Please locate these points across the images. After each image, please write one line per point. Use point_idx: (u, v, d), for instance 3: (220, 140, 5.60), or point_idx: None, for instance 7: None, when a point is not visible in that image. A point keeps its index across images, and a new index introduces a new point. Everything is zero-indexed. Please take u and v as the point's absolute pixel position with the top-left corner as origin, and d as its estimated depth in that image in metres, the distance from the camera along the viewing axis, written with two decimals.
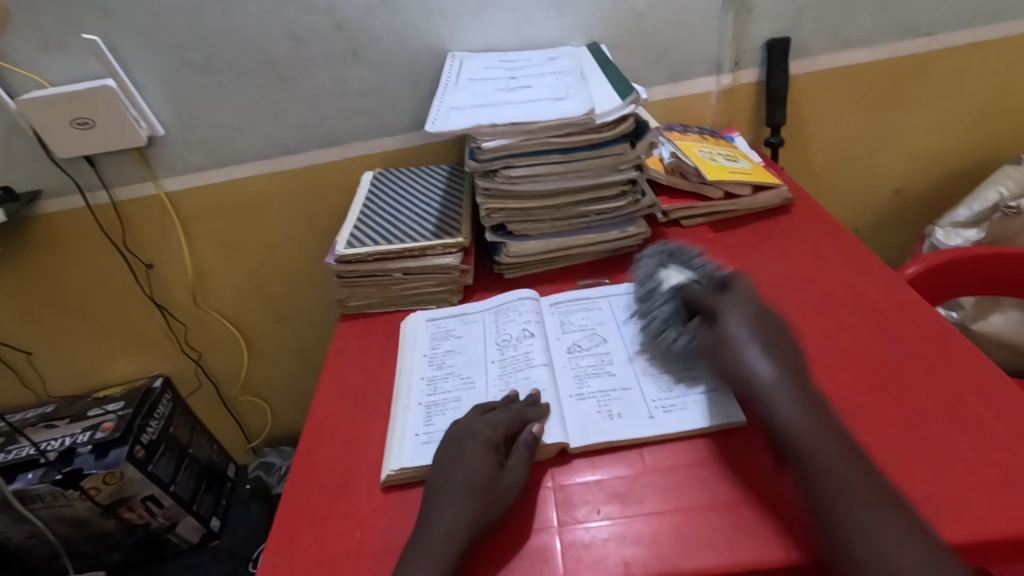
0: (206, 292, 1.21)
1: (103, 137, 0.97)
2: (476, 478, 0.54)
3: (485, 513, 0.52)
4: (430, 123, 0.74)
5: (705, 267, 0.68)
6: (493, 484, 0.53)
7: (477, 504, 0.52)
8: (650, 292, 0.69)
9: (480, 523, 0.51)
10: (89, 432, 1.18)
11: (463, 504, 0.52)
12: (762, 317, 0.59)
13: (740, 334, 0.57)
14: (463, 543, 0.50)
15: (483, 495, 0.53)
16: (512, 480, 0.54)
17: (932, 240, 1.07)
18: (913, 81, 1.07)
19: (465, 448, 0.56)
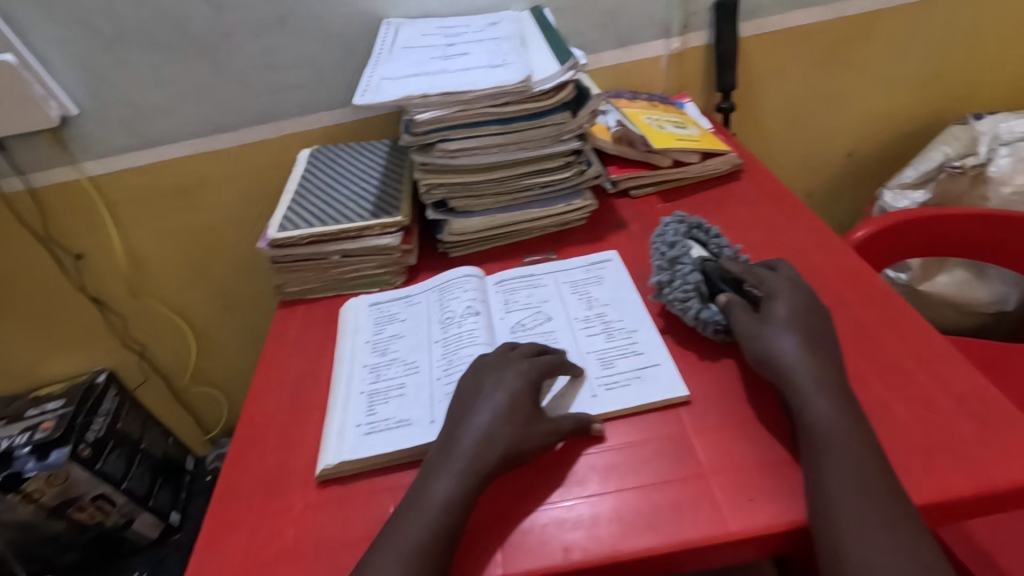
0: (143, 282, 1.14)
1: (9, 118, 0.89)
2: (523, 402, 0.54)
3: (525, 440, 0.52)
4: (359, 95, 0.69)
5: (726, 247, 0.69)
6: (536, 416, 0.54)
7: (515, 428, 0.53)
8: (674, 260, 0.66)
9: (516, 454, 0.52)
10: (27, 433, 1.12)
11: (502, 426, 0.53)
12: (811, 313, 0.57)
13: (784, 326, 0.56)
14: (491, 466, 0.51)
15: (528, 425, 0.53)
16: (565, 419, 0.54)
17: (881, 203, 1.07)
18: (862, 41, 1.06)
19: (519, 369, 0.57)
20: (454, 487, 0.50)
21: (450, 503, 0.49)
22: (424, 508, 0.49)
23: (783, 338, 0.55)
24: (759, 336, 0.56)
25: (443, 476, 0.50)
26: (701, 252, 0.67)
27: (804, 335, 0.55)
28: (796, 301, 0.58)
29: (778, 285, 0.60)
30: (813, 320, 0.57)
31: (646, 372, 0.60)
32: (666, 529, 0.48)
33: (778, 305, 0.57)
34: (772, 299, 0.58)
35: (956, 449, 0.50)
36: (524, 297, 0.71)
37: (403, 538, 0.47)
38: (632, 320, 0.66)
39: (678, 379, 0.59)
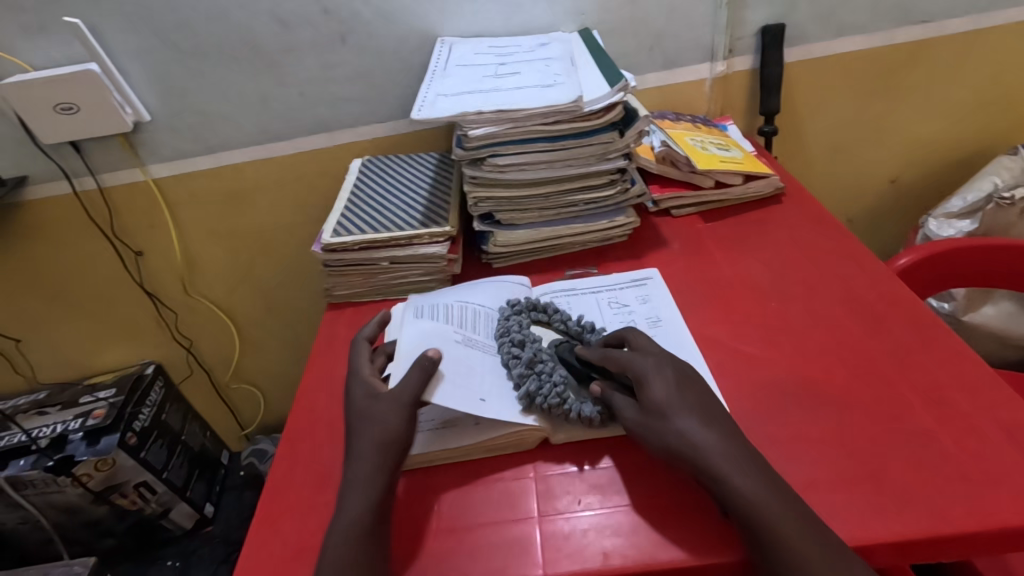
0: (195, 279, 1.20)
1: (88, 123, 0.95)
2: (365, 408, 0.58)
3: (377, 433, 0.55)
4: (416, 110, 0.73)
5: (570, 320, 0.69)
6: (370, 408, 0.57)
7: (368, 429, 0.56)
8: (532, 362, 0.61)
9: (386, 441, 0.54)
10: (80, 419, 1.18)
11: (368, 433, 0.55)
12: (687, 382, 0.55)
13: (667, 407, 0.53)
14: (375, 462, 0.53)
15: (375, 420, 0.56)
16: (403, 401, 0.56)
17: (925, 231, 1.07)
18: (910, 69, 1.05)
19: (370, 386, 0.60)
20: (365, 491, 0.52)
21: (366, 505, 0.51)
22: (340, 518, 0.51)
23: (687, 424, 0.51)
24: (657, 416, 0.53)
25: (349, 483, 0.53)
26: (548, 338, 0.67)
27: (703, 415, 0.52)
28: (670, 379, 0.55)
29: (643, 363, 0.57)
30: (689, 380, 0.55)
31: None
32: (707, 543, 0.49)
33: (655, 382, 0.55)
34: (645, 377, 0.56)
35: (1002, 481, 0.50)
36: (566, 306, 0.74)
37: (341, 541, 0.49)
38: (674, 336, 0.67)
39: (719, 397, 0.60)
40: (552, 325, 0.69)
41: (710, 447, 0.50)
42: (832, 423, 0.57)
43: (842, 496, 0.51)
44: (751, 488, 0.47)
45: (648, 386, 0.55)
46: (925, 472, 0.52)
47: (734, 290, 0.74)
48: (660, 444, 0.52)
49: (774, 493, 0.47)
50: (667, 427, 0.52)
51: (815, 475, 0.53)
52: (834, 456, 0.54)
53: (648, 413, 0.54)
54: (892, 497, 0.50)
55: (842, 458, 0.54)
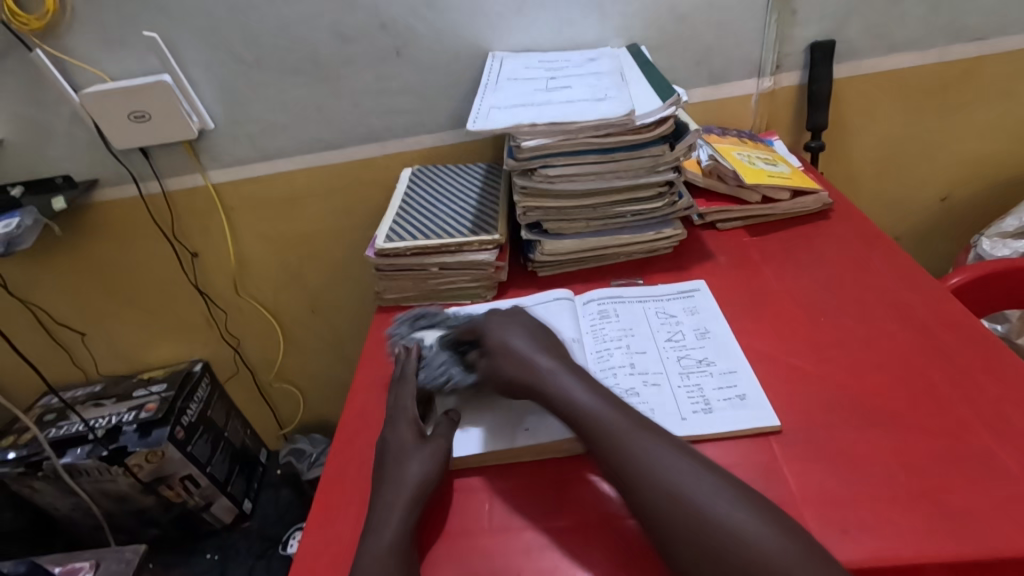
0: (246, 281, 1.25)
1: (158, 130, 1.01)
2: (401, 443, 0.59)
3: (412, 468, 0.57)
4: (471, 122, 0.75)
5: (453, 319, 0.73)
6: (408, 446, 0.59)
7: (401, 464, 0.57)
8: (424, 352, 0.69)
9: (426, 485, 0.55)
10: (134, 411, 1.23)
11: (402, 461, 0.57)
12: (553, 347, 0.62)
13: (562, 380, 0.58)
14: (410, 489, 0.55)
15: (414, 456, 0.58)
16: (437, 451, 0.58)
17: (978, 250, 1.04)
18: (962, 86, 1.04)
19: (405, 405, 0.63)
20: (405, 501, 0.54)
21: (403, 519, 0.53)
22: (376, 546, 0.51)
23: (582, 392, 0.56)
24: (505, 350, 0.61)
25: (385, 497, 0.55)
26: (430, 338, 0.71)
27: (584, 378, 0.58)
28: (526, 339, 0.62)
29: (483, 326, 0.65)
30: (533, 327, 0.64)
31: (740, 402, 0.61)
32: None
33: (509, 335, 0.63)
34: (496, 330, 0.64)
35: None
36: (616, 314, 0.75)
37: (376, 545, 0.51)
38: (723, 350, 0.68)
39: (770, 410, 0.60)
40: (434, 325, 0.73)
41: (549, 370, 0.59)
42: (889, 439, 0.56)
43: (900, 512, 0.51)
44: (581, 396, 0.56)
45: (503, 340, 0.62)
46: (986, 492, 0.51)
47: (783, 304, 0.74)
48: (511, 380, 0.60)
49: (609, 404, 0.55)
50: (509, 356, 0.61)
51: (869, 491, 0.53)
52: (890, 473, 0.54)
53: (505, 359, 0.61)
54: (954, 517, 0.50)
55: (902, 476, 0.53)
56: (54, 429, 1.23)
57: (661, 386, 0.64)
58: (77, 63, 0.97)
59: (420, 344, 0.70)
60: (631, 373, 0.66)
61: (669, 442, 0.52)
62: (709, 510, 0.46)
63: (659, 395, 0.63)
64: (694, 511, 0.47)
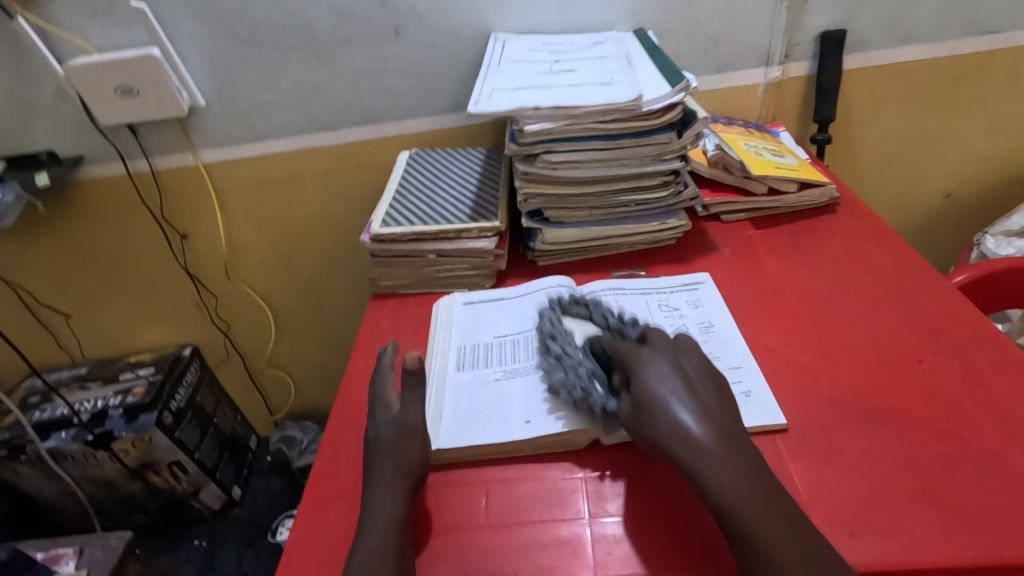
0: (237, 265, 1.22)
1: (146, 106, 0.97)
2: (401, 420, 0.58)
3: (408, 450, 0.55)
4: (472, 104, 0.72)
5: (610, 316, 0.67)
6: (406, 426, 0.57)
7: (402, 443, 0.56)
8: (558, 355, 0.63)
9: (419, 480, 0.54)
10: (120, 396, 1.21)
11: (397, 438, 0.56)
12: (683, 369, 0.55)
13: (681, 410, 0.52)
14: (403, 472, 0.54)
15: (411, 446, 0.56)
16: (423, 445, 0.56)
17: (982, 248, 1.03)
18: (972, 80, 1.02)
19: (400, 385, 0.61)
20: (399, 491, 0.53)
21: (397, 509, 0.52)
22: (366, 543, 0.50)
23: (695, 425, 0.51)
24: (645, 394, 0.54)
25: (377, 488, 0.54)
26: (582, 332, 0.67)
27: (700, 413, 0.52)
28: (706, 383, 0.54)
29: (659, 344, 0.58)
30: (691, 360, 0.56)
31: (745, 399, 0.60)
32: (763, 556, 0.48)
33: (653, 362, 0.56)
34: (639, 366, 0.56)
35: None
36: (619, 306, 0.73)
37: (367, 538, 0.50)
38: (727, 345, 0.66)
39: (774, 407, 0.59)
40: (591, 319, 0.68)
41: (694, 431, 0.50)
42: (895, 440, 0.55)
43: (909, 515, 0.49)
44: (692, 426, 0.51)
45: (640, 370, 0.55)
46: (994, 496, 0.50)
47: (788, 299, 0.72)
48: (653, 431, 0.52)
49: (727, 450, 0.49)
50: (666, 413, 0.52)
51: (875, 493, 0.51)
52: (897, 473, 0.52)
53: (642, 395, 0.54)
54: (962, 519, 0.49)
55: (909, 476, 0.52)
56: (38, 412, 1.21)
57: None
58: (63, 33, 0.93)
59: (574, 335, 0.66)
60: None
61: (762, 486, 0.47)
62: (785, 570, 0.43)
63: None
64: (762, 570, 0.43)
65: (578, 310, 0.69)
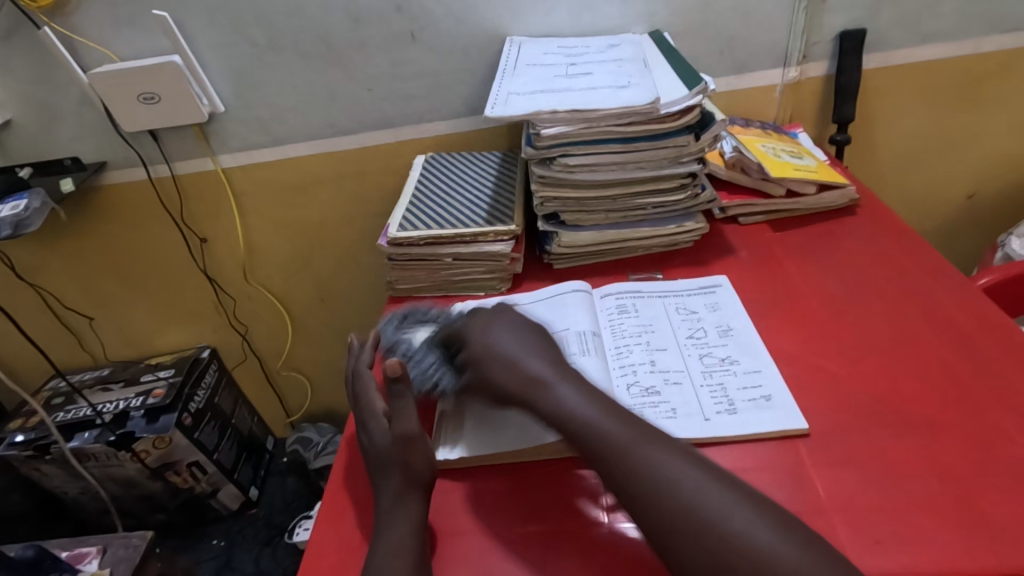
0: (255, 268, 1.23)
1: (167, 112, 0.99)
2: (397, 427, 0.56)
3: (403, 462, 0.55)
4: (489, 108, 0.73)
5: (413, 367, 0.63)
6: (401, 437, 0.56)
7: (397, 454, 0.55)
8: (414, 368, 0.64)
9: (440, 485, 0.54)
10: (141, 397, 1.23)
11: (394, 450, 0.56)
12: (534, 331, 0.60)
13: (535, 369, 0.56)
14: (408, 480, 0.55)
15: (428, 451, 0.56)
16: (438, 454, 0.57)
17: (1006, 250, 1.01)
18: (996, 79, 1.00)
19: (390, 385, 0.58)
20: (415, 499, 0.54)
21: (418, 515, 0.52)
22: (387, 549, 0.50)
23: (563, 385, 0.54)
24: (487, 349, 0.58)
25: (394, 494, 0.54)
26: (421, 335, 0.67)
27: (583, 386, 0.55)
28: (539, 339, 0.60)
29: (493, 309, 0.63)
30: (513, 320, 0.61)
31: (765, 404, 0.59)
32: None
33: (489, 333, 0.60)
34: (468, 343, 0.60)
35: None
36: (635, 310, 0.72)
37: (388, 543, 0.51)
38: (747, 349, 0.65)
39: (796, 413, 0.58)
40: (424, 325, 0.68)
41: (544, 374, 0.55)
42: (920, 446, 0.54)
43: (935, 523, 0.49)
44: (580, 404, 0.53)
45: (487, 332, 0.60)
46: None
47: (809, 303, 0.71)
48: (491, 381, 0.57)
49: (618, 420, 0.51)
50: (498, 361, 0.57)
51: (900, 500, 0.51)
52: (924, 482, 0.51)
53: (493, 352, 0.58)
54: (989, 528, 0.48)
55: (934, 484, 0.51)
56: (62, 413, 1.23)
57: (683, 383, 0.62)
58: (86, 42, 0.95)
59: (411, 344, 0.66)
60: (652, 371, 0.64)
61: (687, 460, 0.48)
62: (724, 526, 0.43)
63: (681, 393, 0.61)
64: (688, 509, 0.44)
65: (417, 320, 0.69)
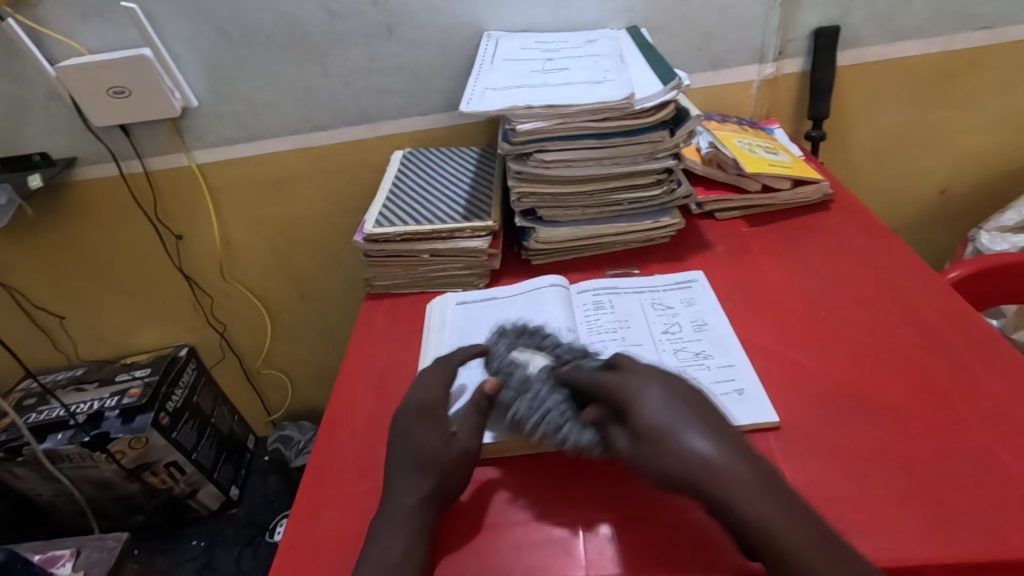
0: (233, 265, 1.22)
1: (138, 107, 0.97)
2: (441, 434, 0.55)
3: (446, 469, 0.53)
4: (464, 103, 0.72)
5: (561, 346, 0.62)
6: (453, 444, 0.55)
7: (437, 462, 0.53)
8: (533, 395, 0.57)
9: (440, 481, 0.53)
10: (116, 397, 1.21)
11: (426, 456, 0.54)
12: (677, 390, 0.52)
13: (671, 416, 0.49)
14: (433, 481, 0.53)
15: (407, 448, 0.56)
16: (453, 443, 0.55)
17: (976, 244, 1.03)
18: (966, 76, 1.02)
19: (424, 395, 0.58)
20: (420, 488, 0.52)
21: (420, 503, 0.51)
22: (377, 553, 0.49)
23: (699, 441, 0.47)
24: (643, 418, 0.49)
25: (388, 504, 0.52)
26: (539, 362, 0.60)
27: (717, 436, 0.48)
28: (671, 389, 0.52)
29: (643, 373, 0.53)
30: (676, 384, 0.52)
31: (738, 398, 0.60)
32: None
33: (647, 392, 0.51)
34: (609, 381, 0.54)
35: None
36: (612, 306, 0.73)
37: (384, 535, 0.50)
38: (721, 343, 0.66)
39: (768, 405, 0.59)
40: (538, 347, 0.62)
41: (712, 457, 0.46)
42: (885, 438, 0.55)
43: (898, 513, 0.49)
44: (709, 451, 0.46)
45: (640, 399, 0.51)
46: (984, 493, 0.50)
47: (781, 297, 0.72)
48: (659, 467, 0.47)
49: (736, 457, 0.46)
50: (655, 431, 0.48)
51: (865, 491, 0.51)
52: (888, 472, 0.52)
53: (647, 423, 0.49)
54: (950, 516, 0.49)
55: (898, 474, 0.52)
56: (34, 414, 1.20)
57: None
58: (53, 35, 0.92)
59: (528, 367, 0.60)
60: None
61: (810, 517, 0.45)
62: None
63: None
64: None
65: (534, 343, 0.63)
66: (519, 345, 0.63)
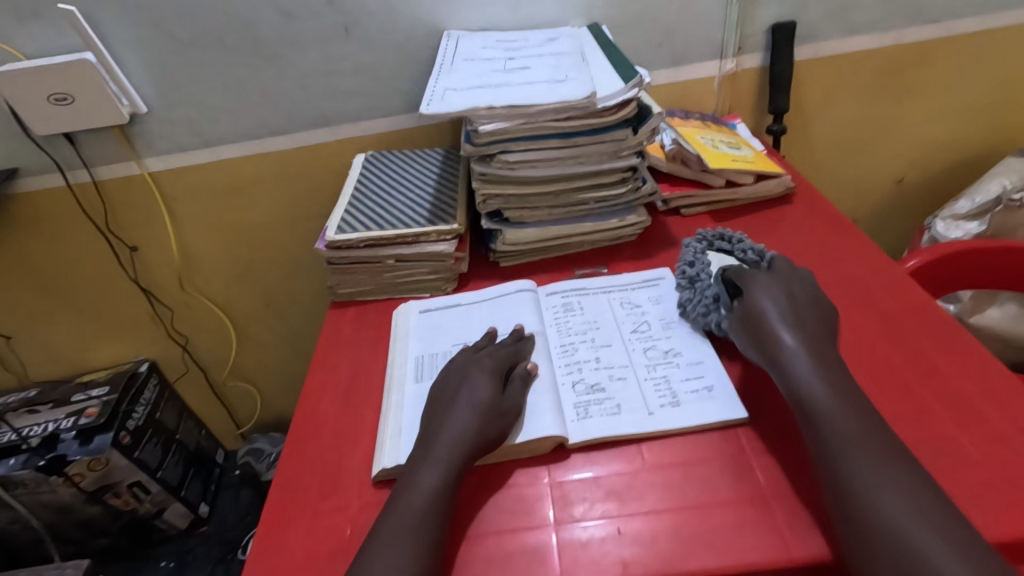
0: (192, 275, 1.17)
1: (83, 114, 0.93)
2: (467, 428, 0.55)
3: (490, 431, 0.55)
4: (424, 104, 0.71)
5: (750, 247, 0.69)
6: (481, 436, 0.54)
7: (484, 423, 0.55)
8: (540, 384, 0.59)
9: (436, 507, 0.49)
10: (72, 417, 1.15)
11: (471, 421, 0.55)
12: (810, 327, 0.57)
13: (788, 341, 0.55)
14: (467, 454, 0.53)
15: (399, 486, 0.52)
16: (449, 459, 0.52)
17: (932, 232, 1.06)
18: (918, 68, 1.04)
19: (447, 403, 0.58)
20: (438, 476, 0.51)
21: (434, 491, 0.50)
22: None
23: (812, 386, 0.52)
24: (764, 328, 0.57)
25: (382, 538, 0.48)
26: (722, 262, 0.68)
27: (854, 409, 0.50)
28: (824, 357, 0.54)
29: (767, 289, 0.60)
30: (795, 300, 0.59)
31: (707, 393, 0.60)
32: (739, 552, 0.47)
33: (763, 303, 0.59)
34: (753, 288, 0.61)
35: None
36: (580, 307, 0.72)
37: (397, 525, 0.48)
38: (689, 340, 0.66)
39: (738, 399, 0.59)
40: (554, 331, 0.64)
41: (815, 390, 0.52)
42: None
43: None
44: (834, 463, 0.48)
45: (756, 313, 0.59)
46: (948, 480, 0.51)
47: None
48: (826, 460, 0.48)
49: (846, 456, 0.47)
50: (786, 358, 0.55)
51: None
52: None
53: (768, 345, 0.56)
54: None
55: None
56: None
57: (627, 378, 0.62)
58: None
59: (712, 263, 0.69)
60: (595, 369, 0.64)
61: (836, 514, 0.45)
62: None
63: (626, 389, 0.61)
64: None
65: (726, 244, 0.71)
66: (715, 246, 0.71)
